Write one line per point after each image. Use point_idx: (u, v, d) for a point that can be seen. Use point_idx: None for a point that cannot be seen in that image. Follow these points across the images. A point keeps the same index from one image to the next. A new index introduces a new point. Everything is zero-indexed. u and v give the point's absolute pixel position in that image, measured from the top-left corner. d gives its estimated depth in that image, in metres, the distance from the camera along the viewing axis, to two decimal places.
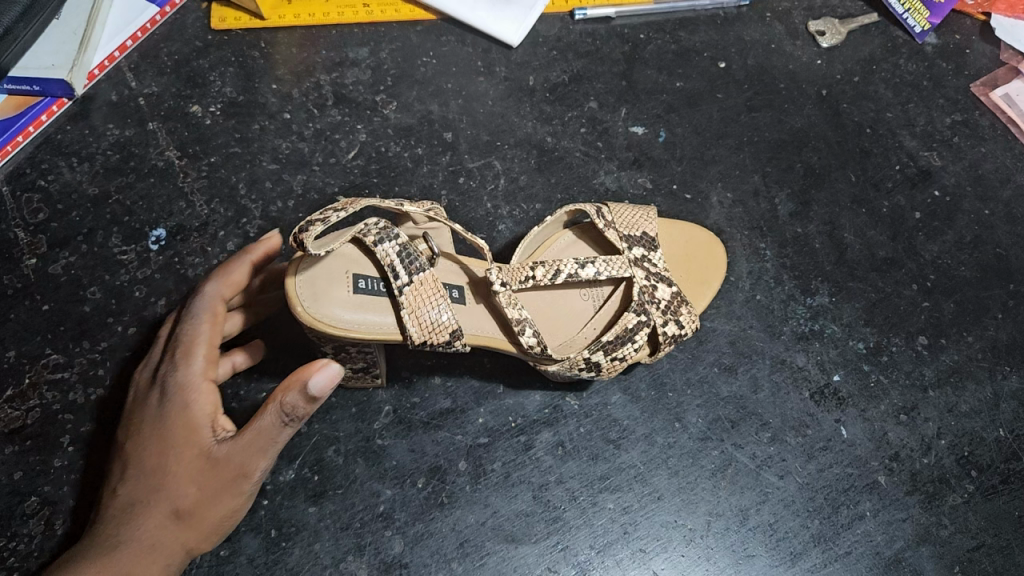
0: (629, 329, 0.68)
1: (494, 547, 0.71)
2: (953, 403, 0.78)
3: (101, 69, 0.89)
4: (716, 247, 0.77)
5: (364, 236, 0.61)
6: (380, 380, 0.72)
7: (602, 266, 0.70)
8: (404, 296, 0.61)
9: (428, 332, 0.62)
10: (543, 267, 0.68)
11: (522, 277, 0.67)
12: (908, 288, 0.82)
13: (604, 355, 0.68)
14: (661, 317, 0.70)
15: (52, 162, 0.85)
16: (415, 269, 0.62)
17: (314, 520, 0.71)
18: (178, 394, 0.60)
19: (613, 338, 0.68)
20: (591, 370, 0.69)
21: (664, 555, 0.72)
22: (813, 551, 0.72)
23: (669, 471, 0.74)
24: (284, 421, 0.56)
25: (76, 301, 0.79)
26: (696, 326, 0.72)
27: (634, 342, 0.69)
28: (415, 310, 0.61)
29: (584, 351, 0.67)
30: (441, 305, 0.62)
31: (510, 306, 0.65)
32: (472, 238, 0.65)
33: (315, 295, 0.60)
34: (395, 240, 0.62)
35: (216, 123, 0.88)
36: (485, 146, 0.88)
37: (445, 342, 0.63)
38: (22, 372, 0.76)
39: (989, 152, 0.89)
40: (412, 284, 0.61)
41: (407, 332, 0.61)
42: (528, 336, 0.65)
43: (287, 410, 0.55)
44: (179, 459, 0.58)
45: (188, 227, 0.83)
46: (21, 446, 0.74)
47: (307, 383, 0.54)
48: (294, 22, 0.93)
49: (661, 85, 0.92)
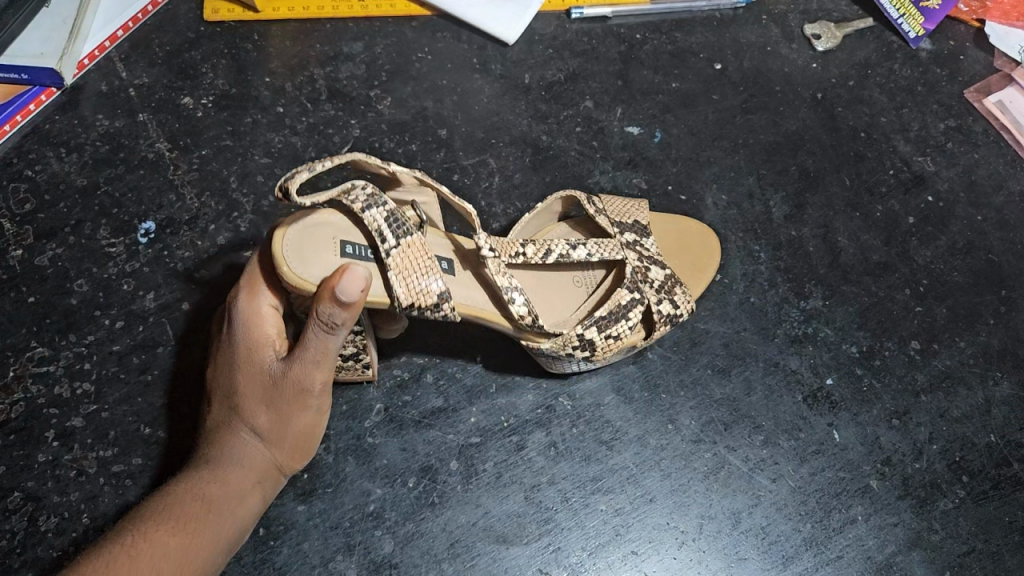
0: (622, 306, 0.69)
1: (484, 548, 0.70)
2: (945, 408, 0.78)
3: (91, 59, 0.88)
4: (710, 237, 0.79)
5: (352, 201, 0.60)
6: (368, 373, 0.71)
7: (594, 248, 0.70)
8: (392, 258, 0.60)
9: (416, 294, 0.61)
10: (534, 245, 0.68)
11: (513, 252, 0.67)
12: (901, 292, 0.83)
13: (598, 332, 0.68)
14: (655, 296, 0.71)
15: (40, 152, 0.84)
16: (403, 233, 0.61)
17: (303, 519, 0.70)
18: (241, 321, 0.62)
19: (606, 314, 0.68)
20: (585, 348, 0.68)
21: (655, 557, 0.71)
22: (805, 554, 0.72)
23: (662, 473, 0.74)
24: (331, 333, 0.57)
25: (62, 294, 0.78)
26: (691, 307, 0.73)
27: (628, 319, 0.69)
28: (404, 273, 0.60)
29: (578, 328, 0.67)
30: (428, 269, 0.61)
31: (499, 275, 0.64)
32: (460, 203, 0.65)
33: (302, 255, 0.57)
34: (382, 206, 0.60)
35: (208, 116, 0.87)
36: (480, 143, 0.88)
37: (433, 305, 0.61)
38: (7, 364, 0.75)
39: (982, 159, 0.90)
40: (401, 247, 0.60)
41: (395, 294, 0.60)
42: (517, 305, 0.65)
43: (326, 322, 0.56)
44: (253, 382, 0.62)
45: (178, 220, 0.82)
46: (4, 440, 0.72)
47: (336, 289, 0.54)
48: (287, 15, 0.92)
49: (656, 85, 0.92)
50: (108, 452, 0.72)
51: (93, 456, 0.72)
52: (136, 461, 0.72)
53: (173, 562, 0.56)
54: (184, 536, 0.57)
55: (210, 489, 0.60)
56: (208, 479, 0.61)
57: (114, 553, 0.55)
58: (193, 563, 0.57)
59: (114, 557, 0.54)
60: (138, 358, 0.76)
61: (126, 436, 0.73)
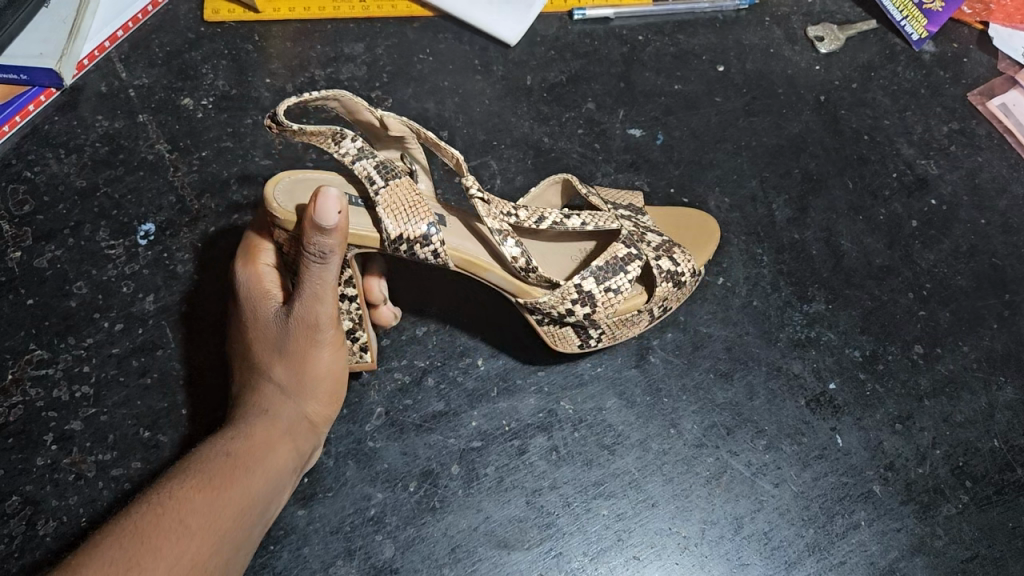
0: (619, 258, 0.66)
1: (485, 553, 0.70)
2: (948, 413, 0.77)
3: (91, 59, 0.88)
4: (705, 217, 0.78)
5: (340, 151, 0.59)
6: (366, 361, 0.69)
7: (588, 218, 0.68)
8: (380, 196, 0.59)
9: (404, 224, 0.59)
10: (527, 210, 0.65)
11: (506, 211, 0.64)
12: (904, 296, 0.82)
13: (596, 285, 0.65)
14: (653, 253, 0.68)
15: (39, 153, 0.84)
16: (392, 175, 0.60)
17: (303, 523, 0.70)
18: (244, 289, 0.63)
19: (603, 266, 0.66)
20: (585, 303, 0.66)
21: (657, 562, 0.71)
22: (808, 560, 0.72)
23: (663, 478, 0.73)
24: (325, 264, 0.55)
25: (61, 296, 0.78)
26: (693, 265, 0.70)
27: (626, 273, 0.66)
28: (393, 210, 0.59)
29: (575, 280, 0.65)
30: (418, 205, 0.60)
31: (491, 217, 0.62)
32: (447, 147, 0.62)
33: (293, 199, 0.59)
34: (371, 155, 0.60)
35: (208, 117, 0.86)
36: (482, 145, 0.87)
37: (422, 236, 0.60)
38: (6, 367, 0.75)
39: (986, 162, 0.89)
40: (389, 187, 0.59)
41: (384, 226, 0.59)
42: (511, 247, 0.62)
43: (315, 252, 0.54)
44: (267, 340, 0.62)
45: (178, 222, 0.81)
46: (3, 444, 0.72)
47: (315, 214, 0.52)
48: (288, 16, 0.92)
49: (659, 87, 0.92)
50: (107, 455, 0.72)
51: (92, 460, 0.72)
52: (136, 465, 0.71)
53: (205, 515, 0.53)
54: (212, 489, 0.54)
55: (236, 444, 0.59)
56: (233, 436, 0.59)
57: (140, 511, 0.51)
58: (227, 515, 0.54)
59: (140, 515, 0.51)
60: (137, 361, 0.75)
61: (125, 440, 0.72)
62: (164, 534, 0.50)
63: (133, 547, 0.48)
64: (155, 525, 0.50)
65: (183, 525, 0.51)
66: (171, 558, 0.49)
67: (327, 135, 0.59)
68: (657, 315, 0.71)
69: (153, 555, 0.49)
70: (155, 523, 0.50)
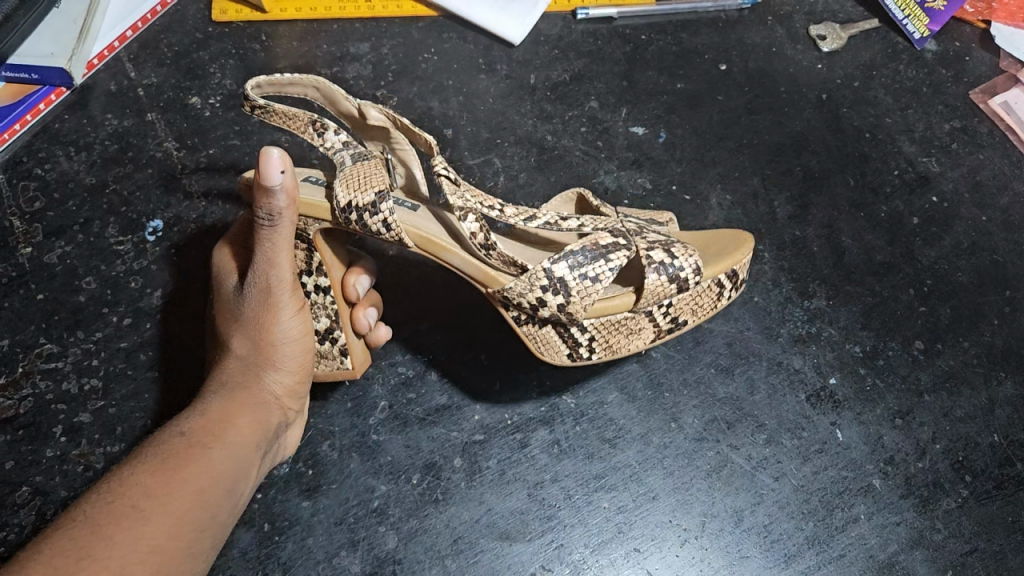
0: (602, 246, 0.61)
1: (487, 544, 0.70)
2: (948, 408, 0.78)
3: (100, 59, 0.89)
4: (743, 235, 0.71)
5: (315, 137, 0.63)
6: (348, 368, 0.70)
7: (589, 221, 0.64)
8: (343, 171, 0.61)
9: (354, 191, 0.60)
10: (516, 208, 0.62)
11: (491, 203, 0.62)
12: (905, 292, 0.83)
13: (570, 270, 0.60)
14: (646, 245, 0.63)
15: (49, 151, 0.85)
16: (362, 159, 0.62)
17: (307, 514, 0.71)
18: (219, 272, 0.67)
19: (582, 251, 0.60)
20: (557, 291, 0.60)
21: (657, 554, 0.71)
22: (808, 553, 0.72)
23: (664, 471, 0.74)
24: (275, 225, 0.57)
25: (70, 291, 0.79)
26: (695, 264, 0.63)
27: (609, 261, 0.61)
28: (349, 183, 0.60)
29: (545, 262, 0.60)
30: (376, 178, 0.61)
31: (455, 194, 0.61)
32: (420, 132, 0.63)
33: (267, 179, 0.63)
34: (352, 148, 0.63)
35: (216, 116, 0.88)
36: (485, 143, 0.88)
37: (371, 205, 0.60)
38: (16, 361, 0.76)
39: (987, 160, 0.90)
40: (355, 166, 0.62)
41: (334, 192, 0.60)
42: (469, 223, 0.60)
43: (264, 216, 0.56)
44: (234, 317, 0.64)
45: (186, 219, 0.83)
46: (13, 435, 0.73)
47: (258, 174, 0.54)
48: (294, 16, 0.93)
49: (661, 85, 0.92)
50: (115, 447, 0.73)
51: (100, 452, 0.73)
52: None
53: (158, 494, 0.52)
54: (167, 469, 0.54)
55: (200, 422, 0.59)
56: (193, 416, 0.59)
57: (94, 503, 0.51)
58: (186, 494, 0.53)
59: (94, 507, 0.50)
60: (146, 355, 0.77)
61: (134, 431, 0.73)
62: (117, 521, 0.49)
63: (86, 537, 0.48)
64: (106, 515, 0.50)
65: (136, 509, 0.50)
66: (125, 544, 0.49)
67: (306, 122, 0.63)
68: (665, 327, 0.67)
69: (106, 544, 0.48)
70: (107, 512, 0.50)
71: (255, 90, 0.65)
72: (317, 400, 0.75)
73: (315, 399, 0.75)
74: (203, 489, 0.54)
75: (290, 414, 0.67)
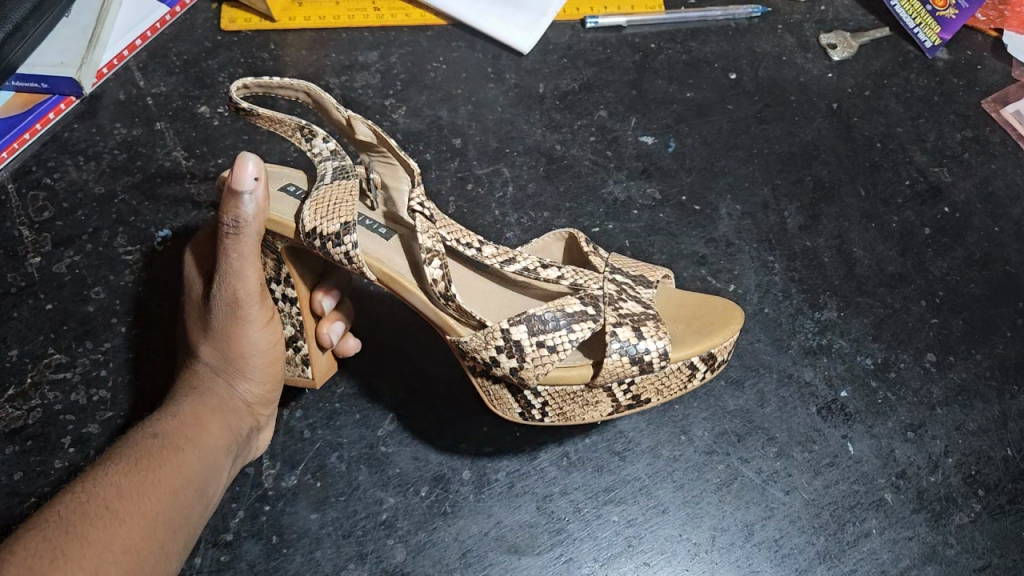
0: (566, 312, 0.60)
1: (496, 558, 0.70)
2: (961, 421, 0.77)
3: (110, 68, 0.89)
4: (731, 310, 0.66)
5: (302, 143, 0.64)
6: (308, 378, 0.72)
7: (569, 274, 0.64)
8: (318, 190, 0.62)
9: (321, 216, 0.61)
10: (496, 249, 0.63)
11: (467, 241, 0.63)
12: (917, 304, 0.82)
13: (528, 335, 0.59)
14: (615, 317, 0.61)
15: (59, 160, 0.85)
16: (341, 178, 0.63)
17: (315, 527, 0.70)
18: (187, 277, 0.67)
19: (545, 316, 0.60)
20: (511, 354, 0.60)
21: (667, 569, 0.70)
22: (819, 568, 0.71)
23: (674, 485, 0.74)
24: (241, 236, 0.58)
25: (79, 301, 0.79)
26: (663, 344, 0.60)
27: (571, 331, 0.60)
28: (320, 203, 0.61)
29: (504, 322, 0.59)
30: (346, 207, 0.61)
31: (427, 234, 0.60)
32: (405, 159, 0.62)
33: None
34: (339, 158, 0.64)
35: (224, 125, 0.88)
36: (494, 152, 0.88)
37: (335, 234, 0.61)
38: (24, 371, 0.76)
39: (1000, 170, 0.89)
40: (329, 185, 0.62)
41: (300, 214, 0.61)
42: (433, 269, 0.60)
43: (231, 225, 0.57)
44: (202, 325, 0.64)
45: (195, 229, 0.83)
46: (21, 446, 0.72)
47: (232, 180, 0.56)
48: (304, 24, 0.94)
49: (671, 94, 0.92)
50: None
51: None
52: None
53: (131, 498, 0.53)
54: (138, 473, 0.55)
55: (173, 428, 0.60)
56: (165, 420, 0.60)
57: (67, 502, 0.51)
58: (158, 494, 0.55)
59: (67, 505, 0.51)
60: (154, 364, 0.76)
61: None
62: (92, 522, 0.50)
63: (61, 535, 0.49)
64: (79, 515, 0.50)
65: (110, 511, 0.52)
66: (99, 544, 0.50)
67: (294, 127, 0.64)
68: (624, 403, 0.63)
69: (80, 544, 0.49)
70: (82, 512, 0.51)
71: (243, 90, 0.65)
72: (325, 412, 0.75)
73: (323, 412, 0.75)
74: (175, 490, 0.56)
75: (262, 420, 0.67)
